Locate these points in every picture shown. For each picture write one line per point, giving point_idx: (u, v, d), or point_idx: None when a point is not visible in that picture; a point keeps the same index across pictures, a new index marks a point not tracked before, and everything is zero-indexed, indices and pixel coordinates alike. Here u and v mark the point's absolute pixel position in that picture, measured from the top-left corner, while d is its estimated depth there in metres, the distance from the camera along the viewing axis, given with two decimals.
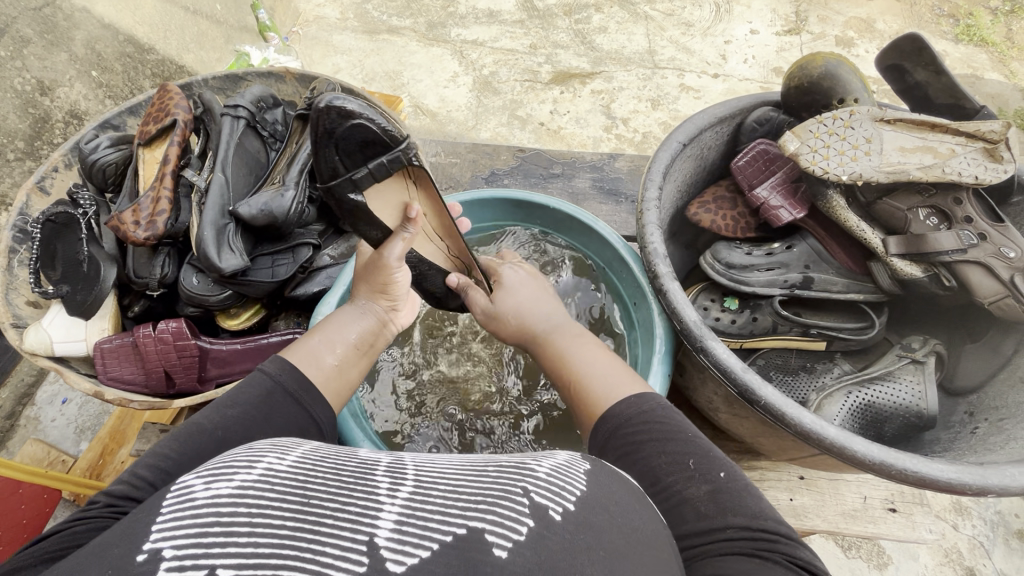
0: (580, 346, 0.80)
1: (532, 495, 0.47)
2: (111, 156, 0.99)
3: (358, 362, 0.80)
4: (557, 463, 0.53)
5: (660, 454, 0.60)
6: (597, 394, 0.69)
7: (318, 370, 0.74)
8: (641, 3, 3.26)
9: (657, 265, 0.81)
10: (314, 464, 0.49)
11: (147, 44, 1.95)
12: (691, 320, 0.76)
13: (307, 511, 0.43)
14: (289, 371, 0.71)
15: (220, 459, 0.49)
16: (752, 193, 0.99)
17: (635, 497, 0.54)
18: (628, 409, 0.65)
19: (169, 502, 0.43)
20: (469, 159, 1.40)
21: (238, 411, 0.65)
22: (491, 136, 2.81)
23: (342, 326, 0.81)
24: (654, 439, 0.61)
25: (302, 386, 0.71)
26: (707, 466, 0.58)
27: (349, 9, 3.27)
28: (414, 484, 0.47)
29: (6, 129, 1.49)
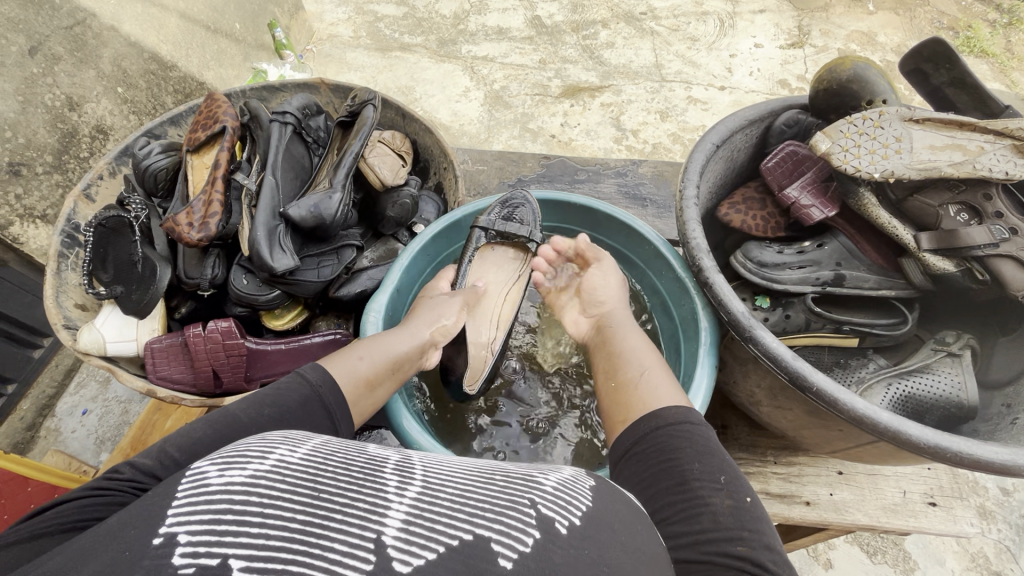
0: (633, 340, 0.92)
1: (539, 507, 0.51)
2: (162, 161, 1.01)
3: (388, 378, 0.86)
4: (563, 478, 0.58)
5: (697, 463, 0.67)
6: (647, 394, 0.78)
7: (351, 383, 0.79)
8: (646, 20, 3.50)
9: (700, 259, 0.80)
10: (325, 459, 0.51)
11: (170, 62, 2.03)
12: (738, 311, 0.73)
13: (319, 505, 0.45)
14: (329, 386, 0.76)
15: (232, 448, 0.51)
16: (782, 193, 1.02)
17: (638, 518, 0.58)
18: (668, 413, 0.73)
19: (184, 487, 0.45)
20: (495, 166, 1.42)
21: (273, 411, 0.69)
22: (503, 148, 2.93)
23: (383, 345, 0.88)
24: (685, 443, 0.69)
25: (335, 398, 0.76)
26: (742, 490, 0.65)
27: (361, 28, 3.45)
28: (422, 487, 0.50)
29: (36, 143, 1.55)
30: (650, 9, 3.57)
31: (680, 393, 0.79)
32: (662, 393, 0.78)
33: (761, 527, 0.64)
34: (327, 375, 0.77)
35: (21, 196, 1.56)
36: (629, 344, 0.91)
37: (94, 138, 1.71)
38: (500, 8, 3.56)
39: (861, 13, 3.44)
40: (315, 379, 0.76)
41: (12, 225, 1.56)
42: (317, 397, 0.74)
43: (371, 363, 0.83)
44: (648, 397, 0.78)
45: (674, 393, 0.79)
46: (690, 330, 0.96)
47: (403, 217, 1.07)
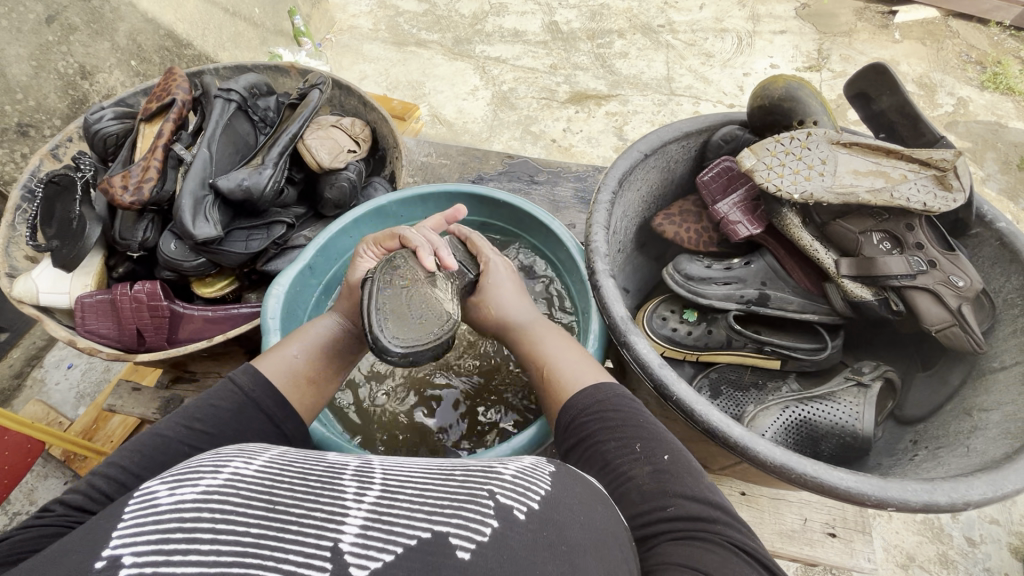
0: (544, 333, 0.89)
1: (497, 497, 0.52)
2: (113, 127, 1.06)
3: (325, 364, 0.87)
4: (522, 466, 0.58)
5: (612, 439, 0.69)
6: (564, 382, 0.79)
7: (289, 381, 0.83)
8: (664, 33, 3.50)
9: (596, 261, 0.80)
10: (280, 470, 0.52)
11: (185, 40, 2.37)
12: (619, 315, 0.74)
13: (272, 516, 0.46)
14: (261, 387, 0.80)
15: (184, 466, 0.52)
16: (713, 208, 1.01)
17: (599, 500, 0.60)
18: (583, 399, 0.75)
19: (131, 508, 0.46)
20: (458, 161, 1.45)
21: (205, 424, 0.72)
22: (503, 148, 2.96)
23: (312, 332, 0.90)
24: (607, 423, 0.71)
25: (273, 400, 0.79)
26: (654, 449, 0.67)
27: (381, 21, 3.54)
28: (381, 489, 0.51)
29: (45, 107, 1.86)
30: (669, 22, 3.58)
31: (590, 372, 0.80)
32: (578, 378, 0.79)
33: (694, 481, 0.65)
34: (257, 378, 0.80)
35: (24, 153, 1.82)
36: (545, 348, 0.87)
37: None
38: (519, 11, 3.63)
39: (885, 41, 3.43)
40: (247, 385, 0.79)
41: None
42: (254, 403, 0.77)
43: (306, 356, 0.86)
44: (566, 386, 0.79)
45: (587, 374, 0.80)
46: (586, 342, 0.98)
47: (340, 199, 1.10)
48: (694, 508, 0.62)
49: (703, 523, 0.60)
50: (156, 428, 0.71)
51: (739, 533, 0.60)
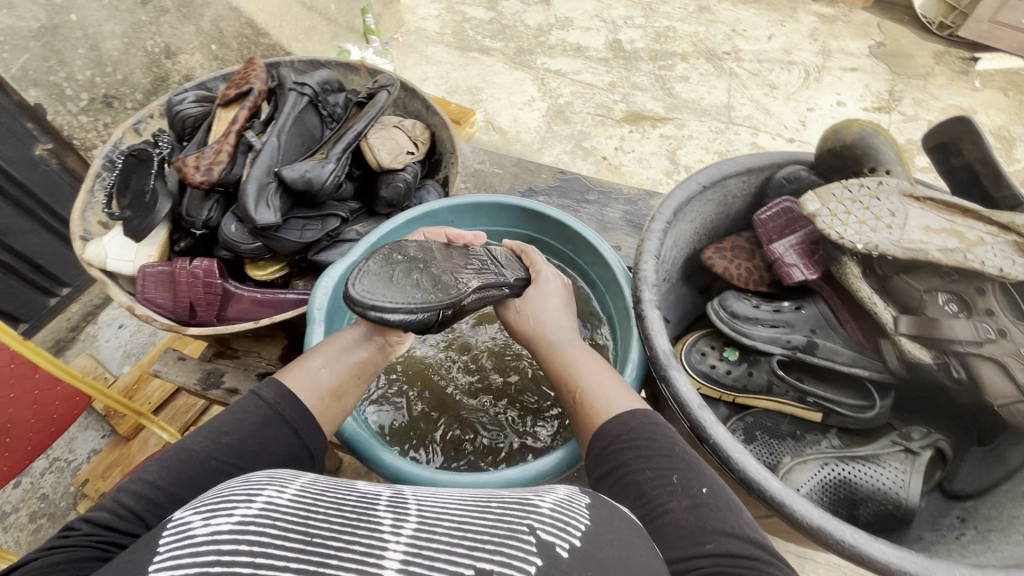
0: (576, 354, 0.90)
1: (537, 532, 0.53)
2: (192, 110, 1.13)
3: (347, 378, 0.91)
4: (559, 498, 0.59)
5: (646, 469, 0.68)
6: (597, 406, 0.79)
7: (314, 395, 0.86)
8: (728, 60, 3.45)
9: (643, 290, 0.79)
10: (314, 500, 0.54)
11: (263, 30, 2.50)
12: (661, 348, 0.73)
13: (311, 550, 0.48)
14: (288, 401, 0.83)
15: (217, 497, 0.54)
16: (767, 247, 0.99)
17: (633, 531, 0.59)
18: (616, 426, 0.74)
19: (169, 539, 0.49)
20: (511, 171, 1.46)
21: (233, 437, 0.76)
22: (552, 161, 2.96)
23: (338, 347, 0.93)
24: (640, 452, 0.70)
25: (299, 415, 0.83)
26: (691, 482, 0.66)
27: (447, 25, 3.63)
28: (418, 522, 0.52)
29: (130, 83, 2.04)
30: (735, 49, 3.52)
31: (623, 397, 0.80)
32: (611, 403, 0.79)
33: (733, 518, 0.63)
34: (285, 393, 0.84)
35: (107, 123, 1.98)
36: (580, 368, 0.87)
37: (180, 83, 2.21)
38: (583, 27, 3.65)
39: (962, 88, 3.29)
40: (274, 397, 0.82)
41: None
42: (279, 417, 0.81)
43: (332, 374, 0.89)
44: (597, 412, 0.78)
45: (619, 399, 0.79)
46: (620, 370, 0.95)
47: (394, 199, 1.13)
48: (735, 545, 0.59)
49: (744, 561, 0.58)
50: (183, 441, 0.74)
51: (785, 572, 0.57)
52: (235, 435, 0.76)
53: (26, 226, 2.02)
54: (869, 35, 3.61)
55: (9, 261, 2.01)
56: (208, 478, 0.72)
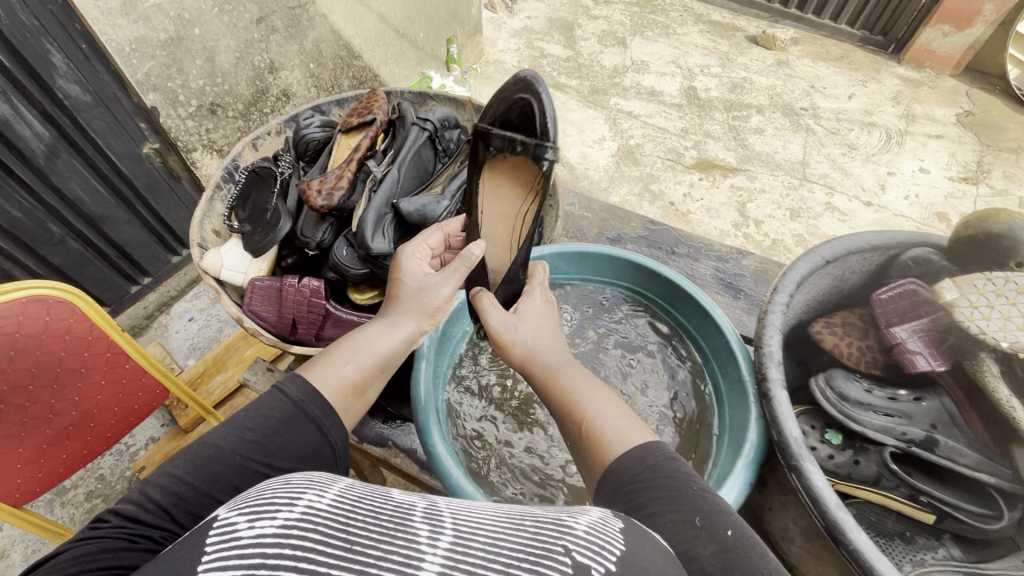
0: (577, 378, 0.87)
1: (573, 555, 0.47)
2: (316, 135, 1.19)
3: (373, 375, 0.84)
4: (591, 520, 0.53)
5: (666, 513, 0.62)
6: (606, 441, 0.75)
7: (337, 391, 0.78)
8: (806, 116, 3.40)
9: (768, 368, 0.78)
10: (354, 505, 0.50)
11: (357, 52, 2.64)
12: (791, 434, 0.72)
13: (352, 559, 0.43)
14: (312, 398, 0.75)
15: (255, 496, 0.50)
16: (887, 330, 0.94)
17: (670, 564, 0.53)
18: (626, 465, 0.70)
19: (213, 542, 0.44)
20: (600, 216, 1.45)
21: (255, 435, 0.68)
22: (619, 201, 2.95)
23: (359, 341, 0.85)
24: (654, 493, 0.65)
25: (318, 406, 0.74)
26: (716, 523, 0.60)
27: (525, 60, 3.74)
28: (455, 536, 0.48)
29: (236, 91, 2.11)
30: (813, 106, 3.47)
31: (630, 430, 0.76)
32: (619, 437, 0.75)
33: (763, 564, 0.56)
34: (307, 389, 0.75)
35: (208, 130, 2.12)
36: (581, 396, 0.84)
37: (278, 97, 2.31)
38: (659, 72, 3.69)
39: None
40: (297, 394, 0.74)
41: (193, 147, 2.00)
42: (300, 411, 0.73)
43: (356, 368, 0.81)
44: (607, 446, 0.75)
45: (626, 433, 0.76)
46: (738, 439, 0.89)
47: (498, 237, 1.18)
48: None
49: None
50: (204, 434, 0.68)
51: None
52: (258, 432, 0.68)
53: (122, 217, 2.11)
54: (956, 103, 3.50)
55: (102, 248, 2.11)
56: (234, 474, 0.66)
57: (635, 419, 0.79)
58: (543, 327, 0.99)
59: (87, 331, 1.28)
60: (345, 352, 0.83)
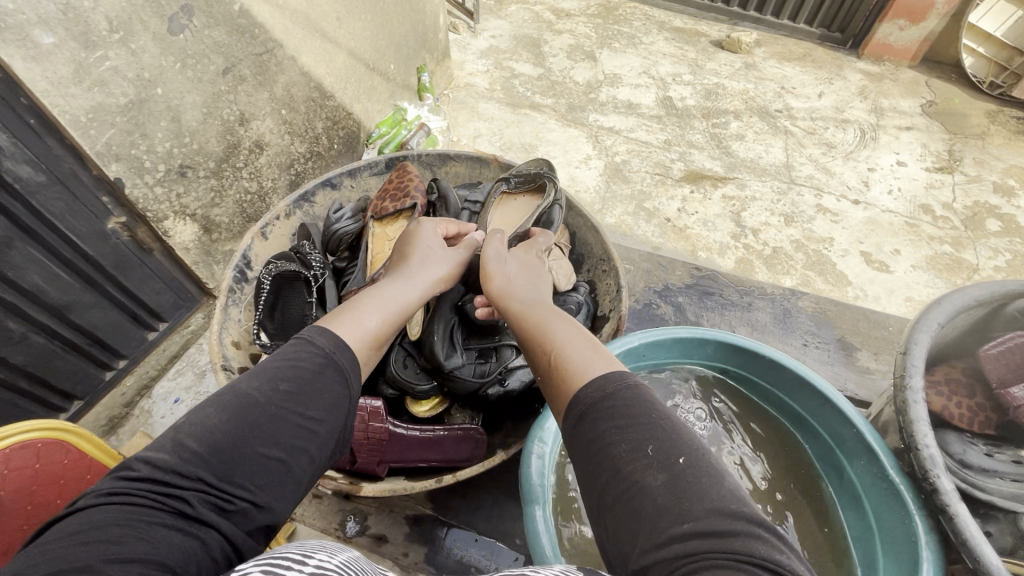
0: (544, 313, 1.01)
1: None
2: (349, 228, 1.34)
3: (393, 327, 1.02)
4: None
5: (622, 443, 0.72)
6: (574, 366, 0.86)
7: (358, 340, 0.94)
8: (781, 117, 3.44)
9: (936, 478, 0.88)
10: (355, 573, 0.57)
11: (328, 92, 2.34)
12: (990, 562, 0.79)
13: None
14: (339, 350, 0.89)
15: (269, 556, 0.56)
16: (1003, 389, 1.00)
17: None
18: (591, 390, 0.80)
19: None
20: (643, 269, 1.69)
21: (286, 386, 0.81)
22: (615, 222, 2.88)
23: (382, 301, 1.03)
24: (616, 419, 0.75)
25: (343, 356, 0.89)
26: (669, 455, 0.70)
27: (496, 81, 3.63)
28: None
29: (205, 150, 1.78)
30: (786, 107, 3.52)
31: (595, 357, 0.86)
32: (583, 362, 0.86)
33: (711, 490, 0.66)
34: (337, 342, 0.90)
35: (179, 196, 1.76)
36: (551, 328, 0.96)
37: (250, 149, 1.97)
38: (633, 83, 3.66)
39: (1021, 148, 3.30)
40: (327, 347, 0.88)
41: (166, 220, 1.75)
42: (330, 363, 0.87)
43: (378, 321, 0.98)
44: (572, 371, 0.85)
45: (590, 359, 0.86)
46: (900, 545, 1.00)
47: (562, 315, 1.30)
48: (721, 525, 0.63)
49: (731, 541, 0.61)
50: (240, 385, 0.79)
51: (764, 547, 0.61)
52: (287, 384, 0.81)
53: (89, 300, 1.70)
54: (918, 93, 3.62)
55: (71, 338, 1.70)
56: (268, 422, 0.77)
57: (601, 349, 0.89)
58: (519, 273, 1.15)
59: (87, 469, 1.17)
60: (370, 309, 1.00)
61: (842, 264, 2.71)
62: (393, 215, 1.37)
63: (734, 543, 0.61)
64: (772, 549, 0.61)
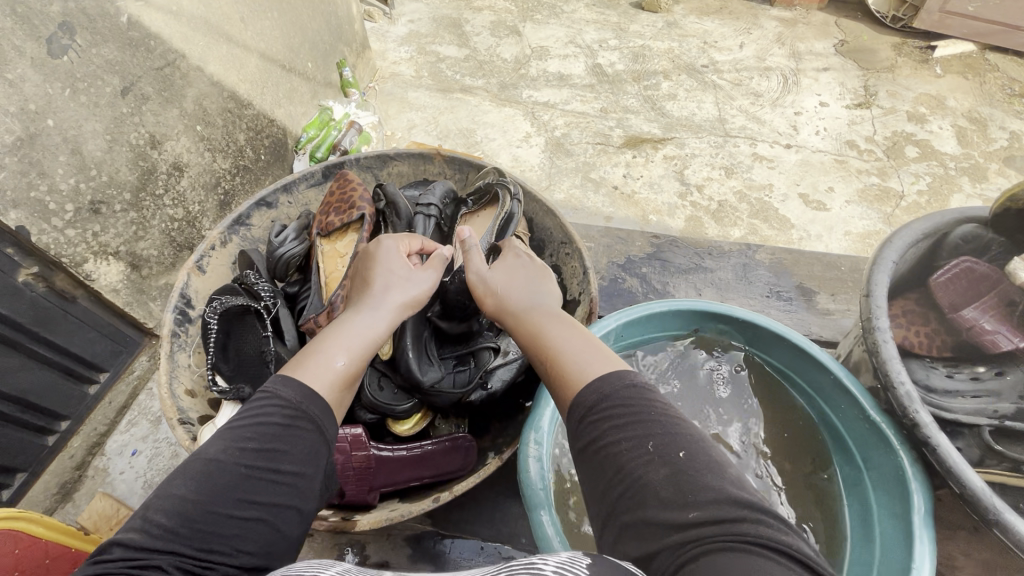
0: (540, 319, 0.98)
1: None
2: (293, 249, 1.26)
3: (363, 362, 0.93)
4: (562, 560, 0.57)
5: (622, 443, 0.72)
6: (570, 371, 0.85)
7: (327, 385, 0.85)
8: (708, 72, 3.50)
9: (915, 413, 0.91)
10: None
11: (245, 100, 2.18)
12: (977, 486, 0.83)
13: None
14: (308, 399, 0.82)
15: None
16: (958, 313, 1.04)
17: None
18: (586, 396, 0.79)
19: None
20: (604, 243, 1.71)
21: (253, 443, 0.75)
22: (564, 197, 2.87)
23: (348, 335, 0.94)
24: (615, 421, 0.74)
25: (313, 406, 0.81)
26: (669, 450, 0.69)
27: (422, 68, 3.50)
28: None
29: (117, 180, 1.62)
30: (711, 61, 3.58)
31: (591, 360, 0.85)
32: (580, 366, 0.85)
33: (716, 479, 0.65)
34: (304, 391, 0.82)
35: (96, 234, 1.60)
36: (547, 336, 0.94)
37: (169, 174, 1.82)
38: (561, 55, 3.62)
39: (927, 76, 3.51)
40: (294, 397, 0.80)
41: (87, 261, 1.60)
42: (301, 415, 0.80)
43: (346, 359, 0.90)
44: (569, 376, 0.84)
45: (587, 362, 0.85)
46: (889, 478, 1.06)
47: None
48: (729, 512, 0.61)
49: (739, 525, 0.59)
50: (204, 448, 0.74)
51: (773, 530, 0.59)
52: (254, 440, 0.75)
53: (15, 363, 1.53)
54: (830, 33, 3.77)
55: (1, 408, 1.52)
56: (243, 482, 0.73)
57: (596, 351, 0.87)
58: (511, 278, 1.10)
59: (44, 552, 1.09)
60: (334, 347, 0.91)
61: (784, 208, 2.82)
62: (342, 229, 1.29)
63: (742, 528, 0.59)
64: (779, 531, 0.59)
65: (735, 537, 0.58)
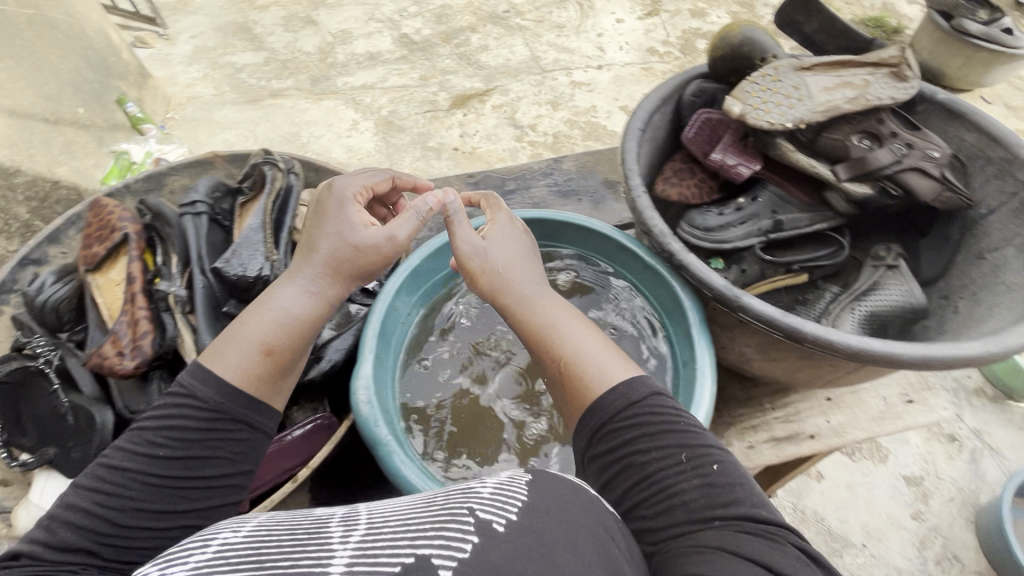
0: (545, 311, 1.01)
1: (477, 512, 0.55)
2: (61, 293, 1.28)
3: (287, 346, 0.97)
4: (501, 481, 0.63)
5: (656, 455, 0.78)
6: (591, 376, 0.89)
7: (240, 374, 0.92)
8: (511, 17, 3.59)
9: (669, 244, 1.04)
10: (267, 534, 0.57)
11: (10, 167, 1.89)
12: (720, 285, 0.99)
13: (266, 569, 0.50)
14: (223, 394, 0.90)
15: (173, 549, 0.55)
16: (708, 159, 1.13)
17: (574, 497, 0.62)
18: (610, 400, 0.85)
19: None
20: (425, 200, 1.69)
21: (160, 451, 0.85)
22: (410, 172, 2.85)
23: (271, 317, 0.98)
24: (646, 431, 0.80)
25: (222, 396, 0.90)
26: (702, 462, 0.77)
27: (222, 83, 3.24)
28: (366, 528, 0.56)
29: None
30: (511, 5, 3.67)
31: (611, 366, 0.90)
32: (601, 374, 0.89)
33: (745, 486, 0.75)
34: (217, 387, 0.90)
35: None
36: (562, 333, 0.97)
37: None
38: (364, 34, 3.51)
39: None
40: (205, 397, 0.89)
41: None
42: (218, 413, 0.89)
43: (267, 337, 0.96)
44: (589, 383, 0.89)
45: (607, 371, 0.89)
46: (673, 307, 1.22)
47: None
48: (756, 513, 0.71)
49: (774, 528, 0.69)
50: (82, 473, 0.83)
51: (794, 533, 0.69)
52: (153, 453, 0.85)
53: None
54: None
55: None
56: (138, 492, 0.83)
57: (616, 354, 0.93)
58: (506, 247, 1.10)
59: None
60: (251, 332, 0.95)
61: (611, 124, 3.03)
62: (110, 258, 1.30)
63: (767, 524, 0.69)
64: (794, 532, 0.70)
65: (764, 529, 0.68)
